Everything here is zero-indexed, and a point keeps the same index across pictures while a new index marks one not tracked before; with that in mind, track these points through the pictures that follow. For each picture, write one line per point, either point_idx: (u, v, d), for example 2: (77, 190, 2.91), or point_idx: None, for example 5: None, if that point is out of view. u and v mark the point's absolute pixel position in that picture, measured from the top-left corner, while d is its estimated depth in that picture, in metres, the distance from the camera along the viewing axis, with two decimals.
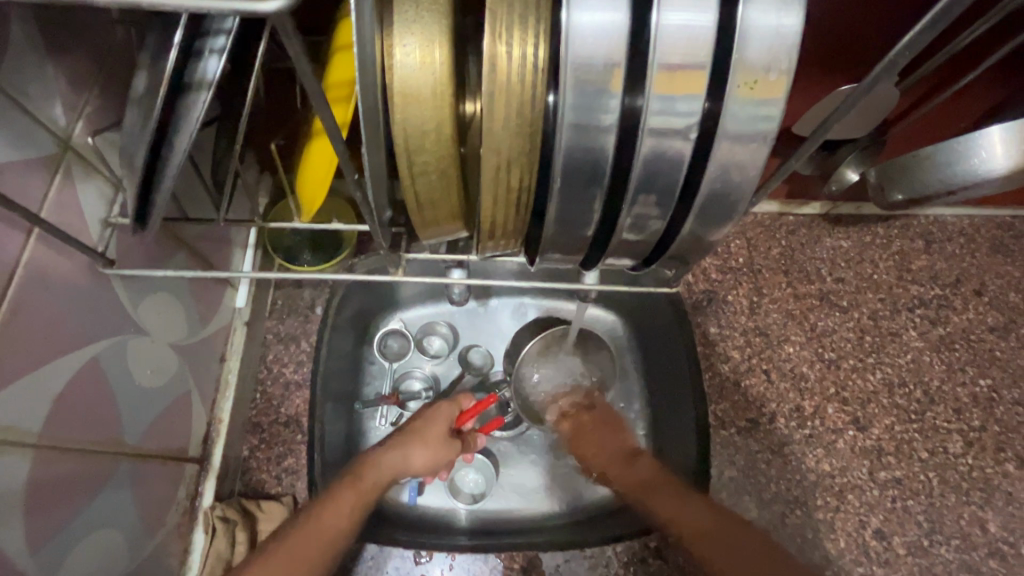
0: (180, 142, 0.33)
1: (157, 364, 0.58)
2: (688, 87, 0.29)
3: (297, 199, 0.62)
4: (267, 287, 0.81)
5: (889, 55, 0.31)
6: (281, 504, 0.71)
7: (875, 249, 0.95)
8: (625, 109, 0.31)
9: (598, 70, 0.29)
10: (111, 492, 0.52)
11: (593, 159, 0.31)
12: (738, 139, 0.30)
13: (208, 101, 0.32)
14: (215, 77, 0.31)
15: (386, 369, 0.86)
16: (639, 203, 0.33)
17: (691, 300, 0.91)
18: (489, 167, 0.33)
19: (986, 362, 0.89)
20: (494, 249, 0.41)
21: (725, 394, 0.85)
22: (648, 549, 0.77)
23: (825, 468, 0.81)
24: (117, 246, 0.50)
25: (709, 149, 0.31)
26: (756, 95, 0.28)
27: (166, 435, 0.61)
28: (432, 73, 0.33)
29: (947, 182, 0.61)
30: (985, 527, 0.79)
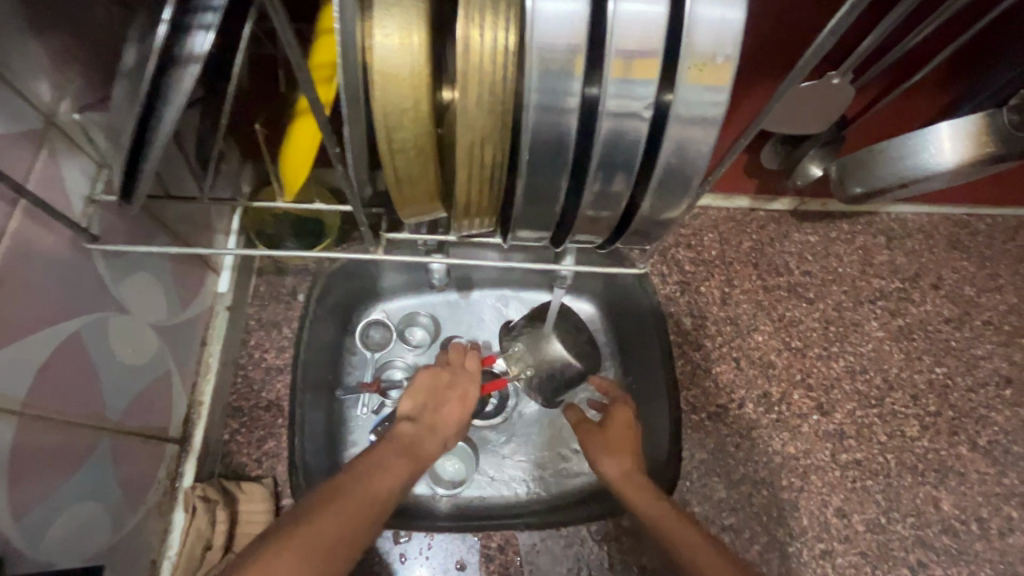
0: (168, 114, 0.34)
1: (138, 343, 0.59)
2: (643, 72, 0.31)
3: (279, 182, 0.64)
4: (249, 274, 0.82)
5: (819, 39, 0.34)
6: (261, 485, 0.72)
7: (840, 245, 0.99)
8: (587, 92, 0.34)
9: (562, 53, 0.31)
10: (92, 465, 0.53)
11: (559, 137, 0.34)
12: (689, 120, 0.32)
13: (195, 75, 0.34)
14: (202, 51, 0.33)
15: (369, 358, 0.88)
16: (602, 180, 0.35)
17: (665, 290, 0.94)
18: (464, 144, 0.36)
19: (942, 351, 0.94)
20: (469, 226, 0.43)
21: (696, 380, 0.88)
22: (621, 528, 0.80)
23: (790, 451, 0.84)
24: (101, 223, 0.51)
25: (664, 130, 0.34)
26: (705, 79, 0.31)
27: (146, 413, 0.62)
28: (409, 54, 0.35)
29: (901, 173, 0.65)
30: (939, 506, 0.83)
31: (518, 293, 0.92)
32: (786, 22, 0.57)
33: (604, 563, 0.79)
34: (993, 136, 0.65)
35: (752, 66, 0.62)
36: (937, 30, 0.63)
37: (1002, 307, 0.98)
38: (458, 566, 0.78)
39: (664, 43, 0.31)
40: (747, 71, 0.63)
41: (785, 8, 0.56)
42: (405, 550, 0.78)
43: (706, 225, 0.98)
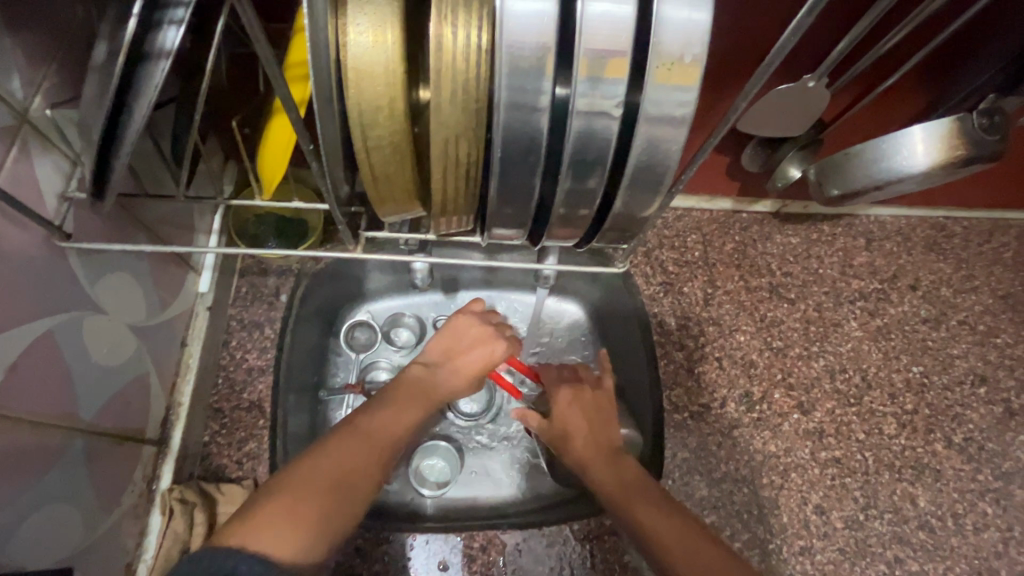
0: (139, 110, 0.34)
1: (114, 343, 0.58)
2: (612, 72, 0.32)
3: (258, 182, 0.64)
4: (231, 274, 0.81)
5: (781, 39, 0.35)
6: (240, 487, 0.71)
7: (821, 246, 1.01)
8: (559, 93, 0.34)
9: (531, 51, 0.31)
10: (65, 466, 0.52)
11: (530, 135, 0.34)
12: (658, 119, 0.33)
13: (166, 71, 0.33)
14: (172, 47, 0.33)
15: (353, 359, 0.87)
16: (575, 179, 0.36)
17: (649, 291, 0.95)
18: (437, 141, 0.36)
19: (919, 350, 0.95)
20: (447, 224, 0.43)
21: (679, 380, 0.89)
22: (603, 527, 0.80)
23: (771, 449, 0.85)
24: (75, 220, 0.50)
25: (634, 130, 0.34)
26: (673, 78, 0.32)
27: (122, 414, 0.61)
28: (383, 52, 0.35)
29: (873, 177, 0.67)
30: (915, 502, 0.85)
31: (504, 294, 0.92)
32: (763, 25, 0.58)
33: (587, 562, 0.79)
34: (967, 140, 0.65)
35: (730, 68, 0.63)
36: (908, 35, 0.64)
37: (977, 307, 1.00)
38: (441, 566, 0.78)
39: (633, 43, 0.31)
40: (726, 74, 0.64)
41: (761, 11, 0.57)
42: (388, 551, 0.78)
43: (690, 226, 0.99)
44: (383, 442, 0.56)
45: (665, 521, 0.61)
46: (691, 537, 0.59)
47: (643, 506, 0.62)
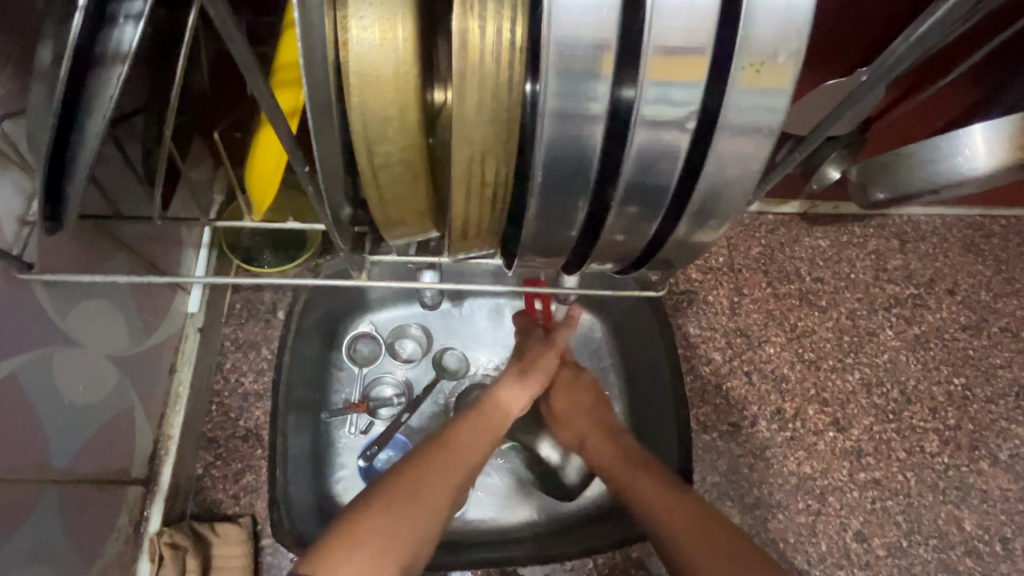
0: (94, 125, 0.28)
1: (90, 380, 0.52)
2: (686, 74, 0.25)
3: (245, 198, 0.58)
4: (224, 290, 0.75)
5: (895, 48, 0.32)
6: (238, 526, 0.66)
7: (853, 249, 0.95)
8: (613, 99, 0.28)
9: (582, 50, 0.25)
10: (36, 523, 0.46)
11: (576, 151, 0.28)
12: (740, 131, 0.27)
13: (124, 77, 0.27)
14: (131, 47, 0.27)
15: (357, 375, 0.81)
16: (629, 201, 0.30)
17: (672, 300, 0.88)
18: (462, 159, 0.29)
19: (960, 360, 0.90)
20: (467, 251, 0.37)
21: (706, 398, 0.83)
22: (630, 560, 0.75)
23: (806, 471, 0.80)
24: (39, 247, 0.44)
25: (706, 143, 0.28)
26: (761, 82, 0.25)
27: (103, 456, 0.55)
28: (395, 50, 0.29)
29: (932, 179, 0.60)
30: (961, 526, 0.79)
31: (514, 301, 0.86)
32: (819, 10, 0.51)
33: None
34: None
35: None
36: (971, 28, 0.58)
37: (1019, 312, 0.94)
38: None
39: (713, 38, 0.25)
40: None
41: None
42: None
43: None
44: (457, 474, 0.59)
45: (659, 493, 0.63)
46: (685, 507, 0.61)
47: (638, 479, 0.64)
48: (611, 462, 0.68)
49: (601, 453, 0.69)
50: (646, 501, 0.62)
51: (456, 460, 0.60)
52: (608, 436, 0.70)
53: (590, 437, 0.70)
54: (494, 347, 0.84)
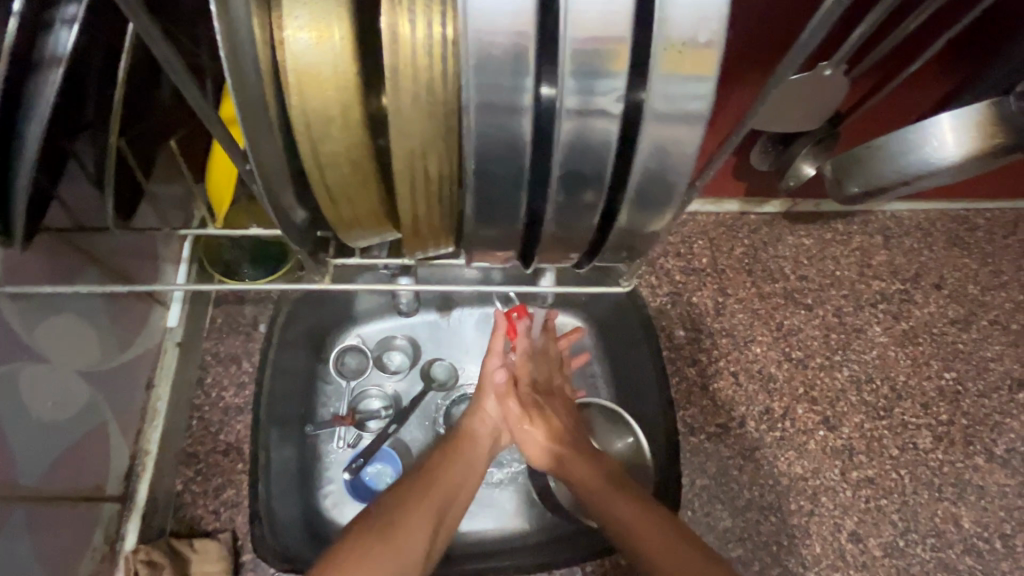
0: (34, 126, 0.30)
1: (61, 396, 0.52)
2: (608, 63, 0.26)
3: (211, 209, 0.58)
4: (205, 304, 0.75)
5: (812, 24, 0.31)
6: (217, 542, 0.64)
7: (836, 246, 0.95)
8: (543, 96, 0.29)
9: (504, 41, 0.25)
10: (3, 544, 0.45)
11: (510, 142, 0.28)
12: (668, 119, 0.27)
13: (60, 80, 0.29)
14: (65, 51, 0.29)
15: (344, 388, 0.80)
16: (569, 190, 0.30)
17: (655, 303, 0.88)
18: (401, 154, 0.30)
19: (950, 354, 0.89)
20: (423, 248, 0.37)
21: (693, 399, 0.82)
22: (619, 568, 0.74)
23: (797, 471, 0.78)
24: (5, 263, 0.43)
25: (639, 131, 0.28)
26: (684, 65, 0.26)
27: (75, 474, 0.55)
28: (332, 50, 0.29)
29: (903, 170, 0.60)
30: (959, 523, 0.77)
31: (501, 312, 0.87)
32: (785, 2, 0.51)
33: None
34: (1008, 125, 0.58)
35: None
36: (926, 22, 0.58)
37: (1007, 305, 0.94)
38: None
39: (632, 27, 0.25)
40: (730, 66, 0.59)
41: None
42: None
43: (696, 231, 0.93)
44: (437, 502, 0.64)
45: (641, 520, 0.62)
46: (662, 517, 0.63)
47: (622, 505, 0.63)
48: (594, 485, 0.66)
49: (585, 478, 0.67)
50: (630, 528, 0.62)
51: (437, 493, 0.64)
52: (588, 458, 0.68)
53: (571, 463, 0.68)
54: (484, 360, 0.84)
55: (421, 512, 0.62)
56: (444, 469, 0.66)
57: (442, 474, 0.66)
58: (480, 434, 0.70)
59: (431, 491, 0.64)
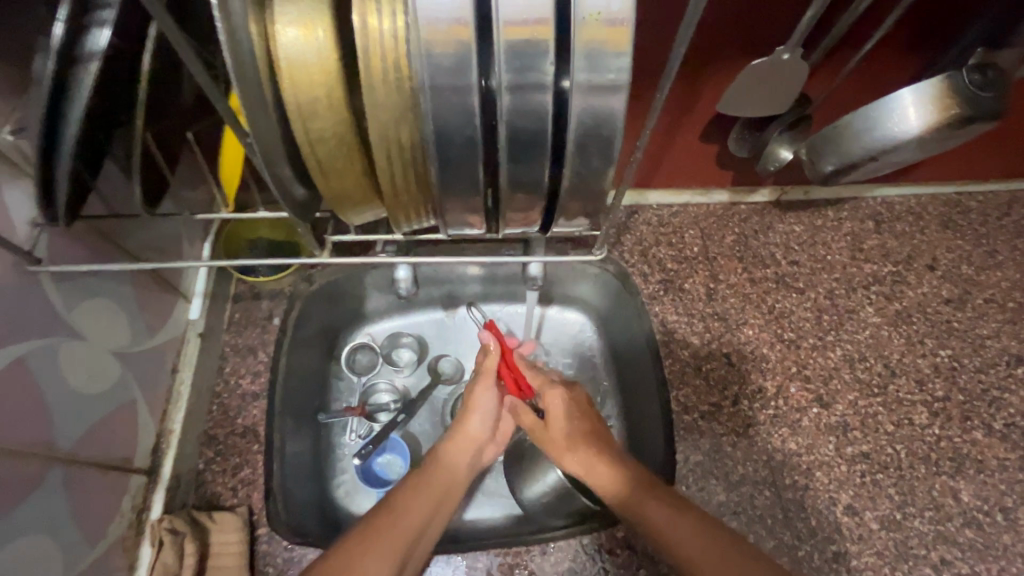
0: (76, 111, 0.37)
1: (95, 371, 0.58)
2: (536, 39, 0.30)
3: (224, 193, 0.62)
4: (225, 300, 0.82)
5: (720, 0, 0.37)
6: (234, 514, 0.69)
7: (827, 233, 0.98)
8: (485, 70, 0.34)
9: (449, 29, 0.31)
10: (42, 498, 0.51)
11: (463, 109, 0.33)
12: (593, 87, 0.32)
13: (96, 71, 0.36)
14: (99, 47, 0.35)
15: (355, 384, 0.86)
16: (518, 150, 0.35)
17: (648, 290, 0.91)
18: (375, 125, 0.35)
19: (945, 333, 0.90)
20: (402, 214, 0.42)
21: (686, 380, 0.84)
22: (614, 540, 0.72)
23: (791, 447, 0.80)
24: (48, 246, 0.51)
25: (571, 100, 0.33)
26: (602, 38, 0.30)
27: (107, 443, 0.60)
28: (315, 42, 0.35)
29: (870, 146, 0.64)
30: (958, 497, 0.77)
31: (504, 309, 0.93)
32: None
33: None
34: (962, 97, 0.60)
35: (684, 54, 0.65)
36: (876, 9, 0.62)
37: (1003, 284, 0.95)
38: None
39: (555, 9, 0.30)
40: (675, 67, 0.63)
41: None
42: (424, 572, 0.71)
43: (687, 222, 0.97)
44: (399, 536, 0.61)
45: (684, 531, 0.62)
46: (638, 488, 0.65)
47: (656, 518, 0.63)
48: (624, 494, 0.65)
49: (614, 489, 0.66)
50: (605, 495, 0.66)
51: (403, 520, 0.63)
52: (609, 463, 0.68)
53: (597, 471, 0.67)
54: None
55: (382, 549, 0.60)
56: (409, 500, 0.64)
57: (410, 503, 0.64)
58: (452, 453, 0.69)
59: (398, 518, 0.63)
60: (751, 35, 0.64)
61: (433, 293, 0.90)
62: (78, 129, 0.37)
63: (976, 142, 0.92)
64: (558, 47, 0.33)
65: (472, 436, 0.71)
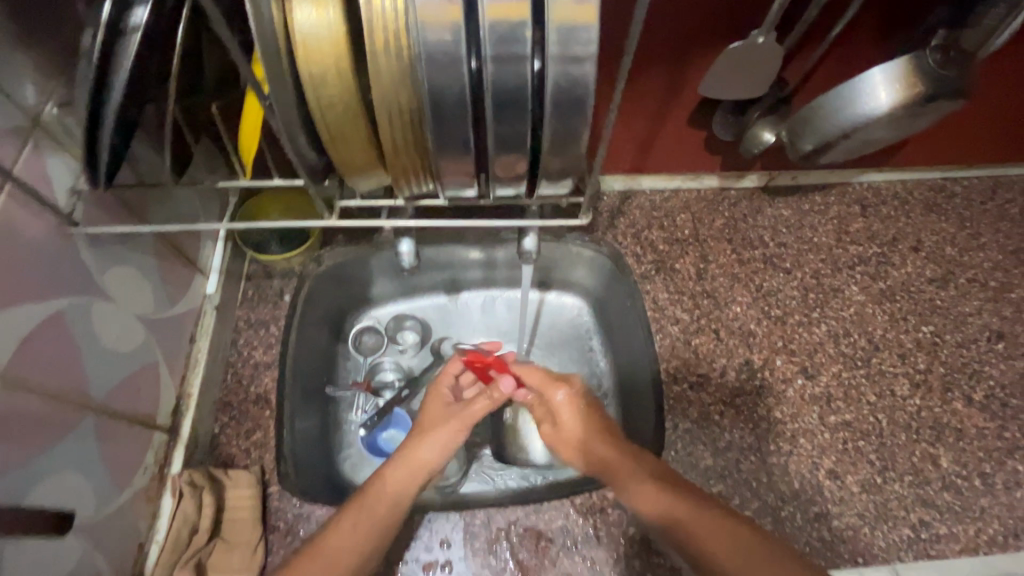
0: (118, 78, 0.42)
1: (122, 331, 0.63)
2: (515, 14, 0.35)
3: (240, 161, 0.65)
4: (239, 278, 0.87)
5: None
6: (247, 471, 0.73)
7: (814, 216, 1.02)
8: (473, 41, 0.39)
9: (441, 3, 0.36)
10: (77, 439, 0.56)
11: (454, 74, 0.38)
12: (566, 57, 0.36)
13: (139, 42, 0.41)
14: (142, 22, 0.41)
15: (361, 363, 0.91)
16: (502, 113, 0.40)
17: (640, 270, 0.95)
18: (378, 90, 0.40)
19: (927, 309, 0.93)
20: (402, 173, 0.47)
21: (676, 353, 0.88)
22: (606, 500, 0.76)
23: (776, 416, 0.83)
24: (84, 212, 0.56)
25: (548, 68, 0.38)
26: (573, 11, 0.35)
27: (134, 399, 0.65)
28: (326, 17, 0.39)
29: (842, 124, 0.68)
30: (937, 463, 0.80)
31: (505, 293, 0.98)
32: None
33: (592, 535, 0.74)
34: (926, 77, 0.64)
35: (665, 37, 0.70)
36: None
37: (986, 264, 0.98)
38: (443, 545, 0.73)
39: None
40: None
41: None
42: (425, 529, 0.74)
43: (678, 206, 1.01)
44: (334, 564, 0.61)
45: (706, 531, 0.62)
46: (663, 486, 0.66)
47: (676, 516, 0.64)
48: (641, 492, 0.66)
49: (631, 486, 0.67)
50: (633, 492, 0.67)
51: (339, 546, 0.62)
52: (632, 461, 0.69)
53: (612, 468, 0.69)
54: (484, 338, 0.96)
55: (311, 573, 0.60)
56: (344, 528, 0.63)
57: (341, 532, 0.63)
58: (395, 478, 0.68)
59: (336, 545, 0.62)
60: (728, 21, 0.68)
61: (436, 278, 0.95)
62: (121, 94, 0.43)
63: (956, 128, 0.95)
64: (536, 23, 0.38)
65: (422, 462, 0.69)
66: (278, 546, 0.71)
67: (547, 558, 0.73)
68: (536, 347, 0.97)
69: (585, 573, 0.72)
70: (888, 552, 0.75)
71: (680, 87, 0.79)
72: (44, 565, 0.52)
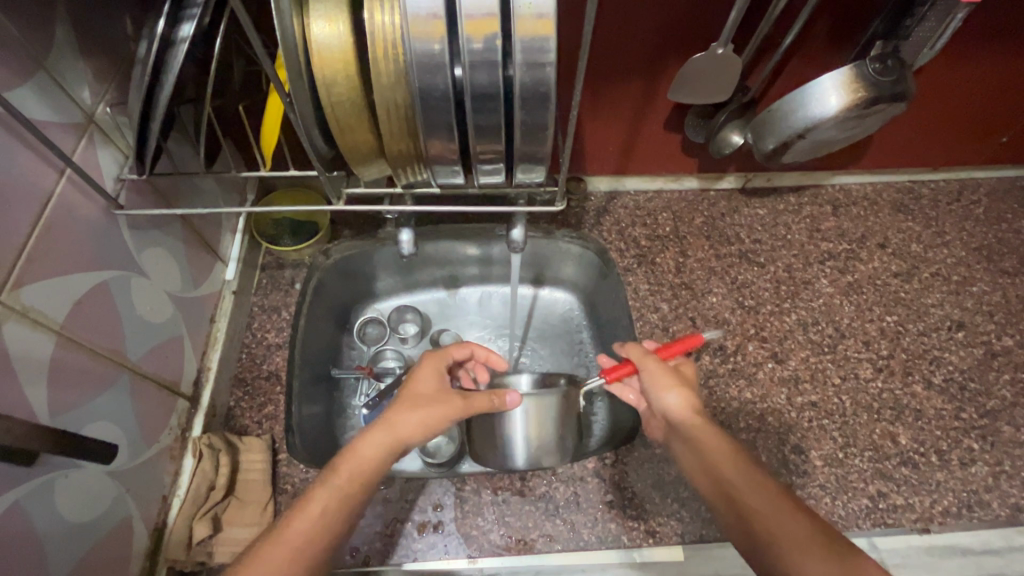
0: (167, 80, 0.51)
1: (153, 304, 0.71)
2: (487, 29, 0.44)
3: (261, 156, 0.74)
4: (254, 267, 0.95)
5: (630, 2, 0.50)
6: (259, 438, 0.81)
7: (788, 216, 1.09)
8: (453, 50, 0.47)
9: (428, 18, 0.44)
10: (112, 394, 0.64)
11: (438, 76, 0.47)
12: (530, 63, 0.45)
13: (184, 52, 0.50)
14: (187, 35, 0.49)
15: (365, 352, 0.99)
16: (480, 110, 0.48)
17: (624, 263, 1.02)
18: (378, 87, 0.48)
19: (892, 302, 1.00)
20: (399, 161, 0.55)
21: (655, 338, 0.95)
22: (586, 470, 0.82)
23: (746, 397, 0.90)
24: (127, 198, 0.65)
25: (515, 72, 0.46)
26: (533, 26, 0.43)
27: (161, 365, 0.74)
28: (337, 29, 0.48)
29: (795, 126, 0.76)
30: (896, 440, 0.87)
31: (499, 288, 1.06)
32: None
33: (573, 501, 0.81)
34: (869, 83, 0.72)
35: (636, 47, 0.79)
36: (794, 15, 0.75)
37: (950, 260, 1.04)
38: (436, 509, 0.80)
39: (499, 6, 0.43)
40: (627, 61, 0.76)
41: None
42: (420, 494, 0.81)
43: (660, 206, 1.08)
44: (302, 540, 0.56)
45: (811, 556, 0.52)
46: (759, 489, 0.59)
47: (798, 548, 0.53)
48: (761, 512, 0.57)
49: (751, 501, 0.58)
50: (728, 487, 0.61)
51: (303, 533, 0.57)
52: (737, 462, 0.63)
53: (734, 479, 0.61)
54: (480, 329, 1.03)
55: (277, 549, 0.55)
56: (313, 497, 0.59)
57: (300, 512, 0.58)
58: (370, 453, 0.62)
59: (301, 532, 0.57)
60: (692, 35, 0.77)
61: (436, 273, 1.03)
62: (168, 94, 0.51)
63: (918, 135, 1.03)
64: (505, 35, 0.46)
65: (399, 433, 0.64)
66: (286, 506, 0.78)
67: (531, 522, 0.79)
68: (529, 338, 1.03)
69: (565, 535, 0.79)
70: (847, 519, 0.81)
71: (654, 93, 0.87)
72: (82, 496, 0.60)
